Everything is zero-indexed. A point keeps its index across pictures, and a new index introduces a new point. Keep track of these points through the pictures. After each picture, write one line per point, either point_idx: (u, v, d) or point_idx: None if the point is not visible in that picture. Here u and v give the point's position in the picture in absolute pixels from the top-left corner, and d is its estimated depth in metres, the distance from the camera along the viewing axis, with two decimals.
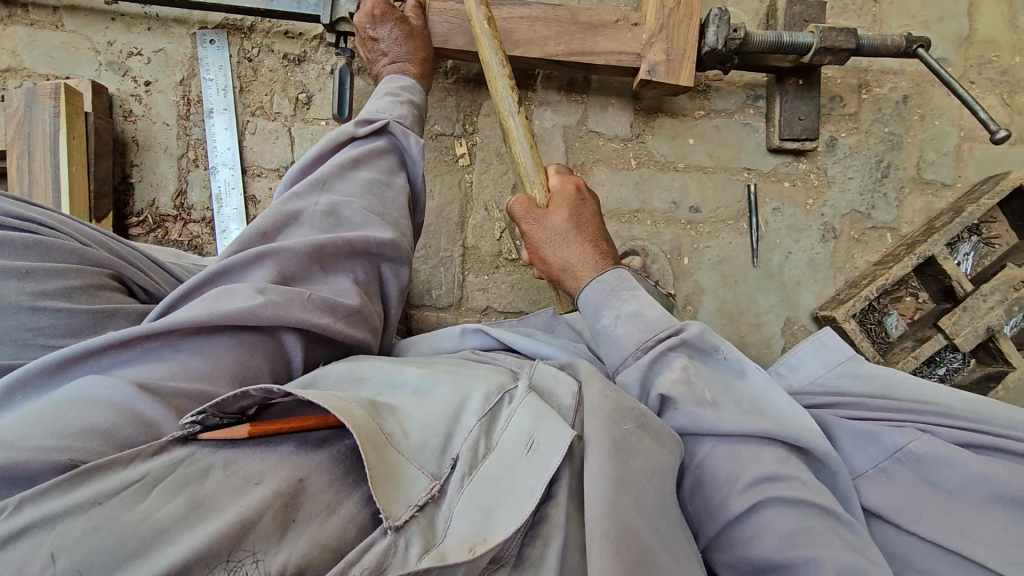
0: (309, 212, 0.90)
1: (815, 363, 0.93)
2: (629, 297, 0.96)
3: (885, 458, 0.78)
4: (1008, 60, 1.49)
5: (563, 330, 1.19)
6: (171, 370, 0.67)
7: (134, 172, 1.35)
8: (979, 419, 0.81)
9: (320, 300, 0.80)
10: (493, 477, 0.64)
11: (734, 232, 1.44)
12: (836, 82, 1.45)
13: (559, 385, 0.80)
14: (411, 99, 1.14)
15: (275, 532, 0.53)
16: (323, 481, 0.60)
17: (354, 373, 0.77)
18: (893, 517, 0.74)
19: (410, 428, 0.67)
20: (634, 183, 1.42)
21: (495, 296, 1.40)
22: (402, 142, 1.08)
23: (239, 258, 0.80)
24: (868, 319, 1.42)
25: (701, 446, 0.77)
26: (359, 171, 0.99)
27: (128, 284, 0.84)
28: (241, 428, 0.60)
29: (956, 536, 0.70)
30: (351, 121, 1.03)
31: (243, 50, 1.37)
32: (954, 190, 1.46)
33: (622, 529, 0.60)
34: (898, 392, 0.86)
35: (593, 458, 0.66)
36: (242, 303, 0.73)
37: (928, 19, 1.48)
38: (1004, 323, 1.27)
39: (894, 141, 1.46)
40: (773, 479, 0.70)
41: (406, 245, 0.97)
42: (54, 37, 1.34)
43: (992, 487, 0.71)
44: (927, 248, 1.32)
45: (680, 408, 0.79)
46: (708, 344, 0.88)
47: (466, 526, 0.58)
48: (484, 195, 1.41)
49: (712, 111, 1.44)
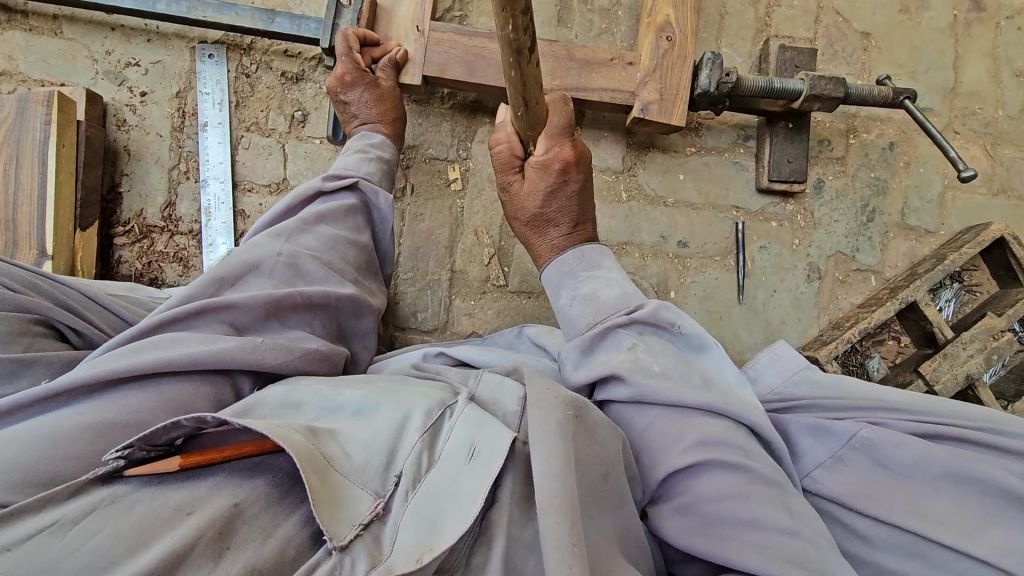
0: (271, 264, 0.91)
1: (773, 372, 0.96)
2: (586, 279, 1.06)
3: (840, 447, 0.81)
4: (990, 113, 1.53)
5: (528, 348, 1.20)
6: (115, 409, 0.68)
7: (124, 182, 1.34)
8: (928, 412, 0.84)
9: (274, 346, 0.82)
10: (438, 488, 0.65)
11: (722, 267, 1.45)
12: (825, 126, 1.48)
13: (504, 392, 0.82)
14: (379, 155, 1.18)
15: (209, 561, 0.55)
16: (258, 505, 0.61)
17: (291, 397, 0.75)
18: (855, 504, 0.77)
19: (352, 449, 0.67)
20: (623, 216, 1.44)
21: (481, 321, 1.39)
22: (371, 199, 1.13)
23: (184, 309, 0.79)
24: (849, 360, 1.42)
25: (649, 414, 0.83)
26: (323, 226, 1.02)
27: (58, 328, 0.84)
28: (171, 461, 0.61)
29: (911, 517, 0.74)
30: (319, 177, 1.07)
31: (242, 66, 1.38)
32: (937, 237, 1.49)
33: (567, 498, 0.62)
34: (849, 394, 0.89)
35: (542, 442, 0.67)
36: (188, 354, 0.74)
37: (915, 70, 1.51)
38: (983, 372, 1.29)
39: (879, 186, 1.49)
40: (716, 451, 0.76)
41: (365, 299, 1.01)
42: (51, 43, 1.35)
43: (940, 466, 0.76)
44: (911, 293, 1.34)
45: (626, 382, 0.86)
46: (662, 321, 0.94)
47: (412, 536, 0.60)
48: (474, 221, 1.41)
49: (702, 148, 1.46)
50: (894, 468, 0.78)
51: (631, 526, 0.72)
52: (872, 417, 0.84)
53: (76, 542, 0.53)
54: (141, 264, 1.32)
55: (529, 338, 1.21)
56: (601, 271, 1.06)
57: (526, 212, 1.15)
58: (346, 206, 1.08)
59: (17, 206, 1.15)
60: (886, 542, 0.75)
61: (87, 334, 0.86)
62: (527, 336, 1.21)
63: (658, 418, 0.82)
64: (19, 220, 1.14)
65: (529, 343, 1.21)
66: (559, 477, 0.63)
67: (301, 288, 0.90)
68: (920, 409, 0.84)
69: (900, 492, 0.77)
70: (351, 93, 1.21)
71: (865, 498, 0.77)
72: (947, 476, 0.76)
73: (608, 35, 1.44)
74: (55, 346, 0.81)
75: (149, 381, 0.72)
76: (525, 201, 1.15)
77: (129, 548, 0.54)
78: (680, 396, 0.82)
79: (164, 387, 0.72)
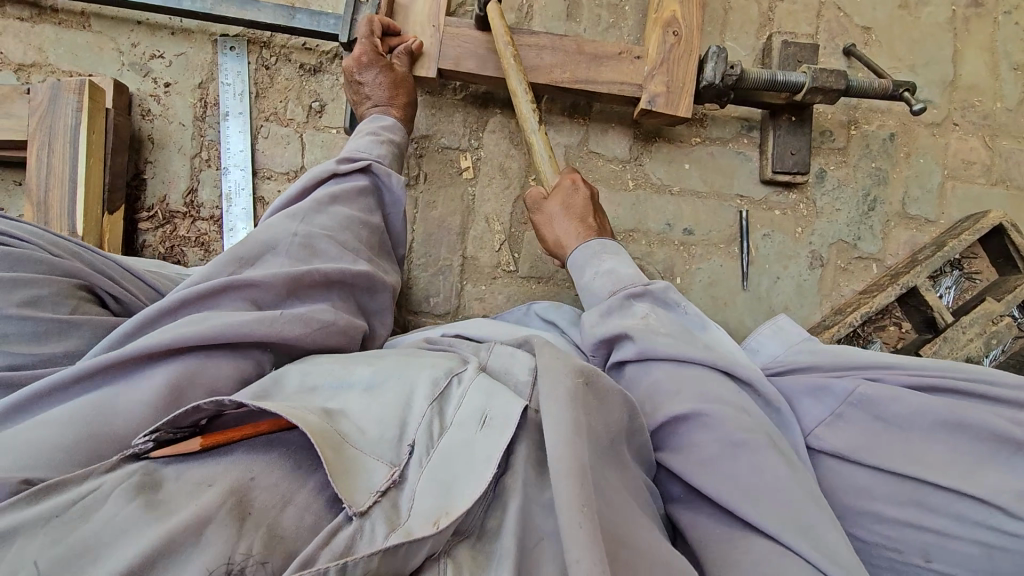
0: (286, 245, 0.92)
1: (775, 345, 1.01)
2: (610, 258, 1.13)
3: (838, 404, 0.86)
4: (989, 106, 1.57)
5: (537, 325, 1.24)
6: (141, 386, 0.69)
7: (148, 169, 1.39)
8: (919, 368, 0.89)
9: (294, 318, 0.83)
10: (452, 455, 0.67)
11: (726, 255, 1.49)
12: (827, 118, 1.52)
13: (516, 363, 0.86)
14: (390, 137, 1.19)
15: (233, 522, 0.54)
16: (274, 476, 0.61)
17: (309, 379, 0.77)
18: (854, 455, 0.82)
19: (366, 424, 0.69)
20: (630, 205, 1.48)
21: (492, 306, 1.43)
22: (383, 180, 1.15)
23: (201, 287, 0.80)
24: (852, 345, 1.45)
25: (658, 369, 0.89)
26: (338, 207, 1.04)
27: (98, 294, 0.87)
28: (193, 441, 0.62)
29: (907, 463, 0.79)
30: (333, 159, 1.08)
31: (261, 58, 1.43)
32: (937, 226, 1.52)
33: (577, 461, 0.64)
34: (847, 358, 0.93)
35: (549, 409, 0.69)
36: (209, 328, 0.75)
37: (915, 64, 1.55)
38: (982, 355, 1.32)
39: (880, 176, 1.53)
40: (715, 415, 0.79)
41: (380, 276, 1.02)
42: (79, 37, 1.40)
43: (935, 415, 0.81)
44: (911, 278, 1.38)
45: (636, 339, 0.94)
46: (669, 300, 1.04)
47: (430, 502, 0.61)
48: (486, 208, 1.45)
49: (707, 138, 1.50)
50: (891, 420, 0.83)
51: (637, 489, 0.75)
52: (867, 373, 0.89)
53: (112, 508, 0.54)
54: (164, 248, 1.36)
55: (538, 313, 1.26)
56: (623, 256, 1.15)
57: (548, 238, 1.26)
58: (359, 187, 1.09)
59: (48, 189, 1.19)
60: (884, 490, 0.80)
61: (123, 300, 0.90)
62: (536, 312, 1.26)
63: (663, 374, 0.88)
64: (50, 203, 1.19)
65: (538, 318, 1.25)
66: (567, 440, 0.66)
67: (318, 266, 0.91)
68: (914, 367, 0.89)
69: (898, 443, 0.81)
70: (364, 74, 1.23)
71: (863, 451, 0.82)
72: (941, 423, 0.81)
73: (616, 30, 1.49)
74: (99, 311, 0.85)
75: (175, 358, 0.73)
76: (548, 229, 1.25)
77: (157, 515, 0.54)
78: (684, 352, 0.90)
79: (188, 361, 0.73)
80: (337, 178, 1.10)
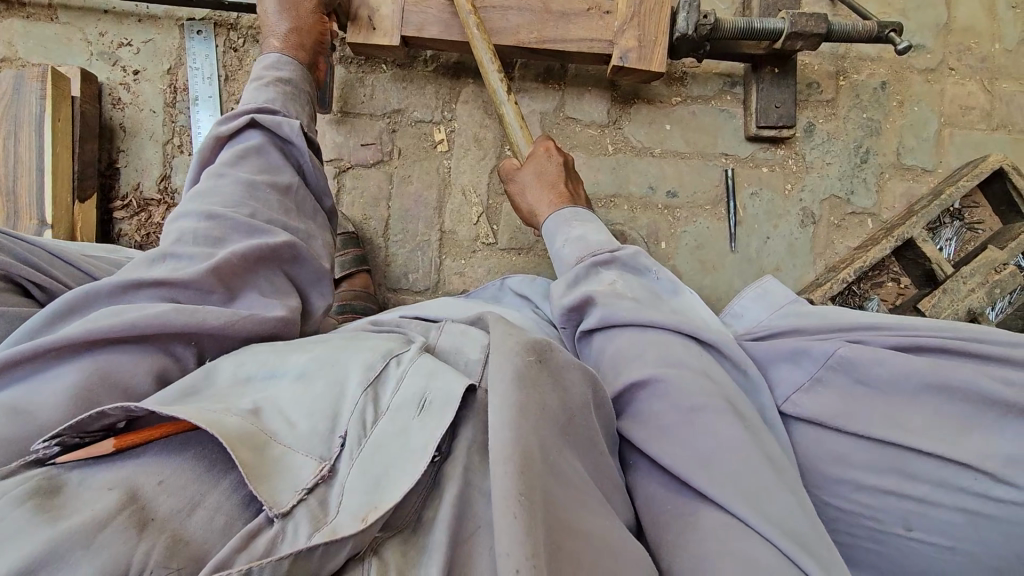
0: (195, 231, 0.86)
1: (758, 308, 0.97)
2: (579, 225, 1.09)
3: (817, 368, 0.80)
4: (986, 48, 1.49)
5: (510, 300, 1.20)
6: (44, 388, 0.66)
7: (121, 157, 1.38)
8: (907, 327, 0.83)
9: (217, 311, 0.78)
10: (383, 447, 0.64)
11: (712, 217, 1.44)
12: (813, 68, 1.46)
13: (467, 343, 0.83)
14: (274, 75, 1.11)
15: (132, 528, 0.52)
16: (185, 478, 0.58)
17: (242, 371, 0.74)
18: (832, 423, 0.77)
19: (297, 417, 0.66)
20: (611, 169, 1.44)
21: (472, 279, 1.40)
22: (276, 133, 1.05)
23: (112, 285, 0.77)
24: (847, 303, 1.39)
25: (622, 335, 0.86)
26: (239, 169, 0.97)
27: (21, 284, 0.86)
28: (106, 443, 0.60)
29: (888, 429, 0.74)
30: (216, 121, 1.01)
31: (229, 40, 1.41)
32: (935, 176, 1.46)
33: (520, 442, 0.60)
34: (832, 320, 0.87)
35: (495, 387, 0.66)
36: (124, 325, 0.71)
37: (905, 8, 1.48)
38: (985, 306, 1.25)
39: (872, 127, 1.46)
40: (678, 385, 0.75)
41: (298, 241, 0.94)
42: (47, 28, 1.40)
43: (921, 378, 0.74)
44: (907, 230, 1.32)
45: (599, 305, 0.90)
46: (640, 265, 1.00)
47: (358, 496, 0.59)
48: (462, 180, 1.42)
49: (688, 97, 1.45)
50: (873, 383, 0.77)
51: (600, 468, 0.71)
52: (850, 337, 0.83)
53: (2, 510, 0.50)
54: (140, 236, 1.36)
55: (512, 289, 1.21)
56: (592, 223, 1.10)
57: (523, 209, 1.22)
58: (252, 145, 1.01)
59: (16, 179, 1.19)
60: (864, 457, 0.75)
61: (49, 288, 0.88)
62: (511, 289, 1.21)
63: (625, 340, 0.85)
64: (19, 193, 1.19)
65: (513, 295, 1.20)
66: (516, 414, 0.63)
67: (230, 248, 0.85)
68: (901, 326, 0.83)
69: (878, 408, 0.75)
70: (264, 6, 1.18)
71: (843, 417, 0.76)
72: (928, 386, 0.74)
73: None
74: (17, 300, 0.83)
75: (84, 356, 0.69)
76: (524, 199, 1.21)
77: (48, 518, 0.51)
78: (647, 317, 0.86)
79: (98, 356, 0.70)
80: (229, 141, 1.03)
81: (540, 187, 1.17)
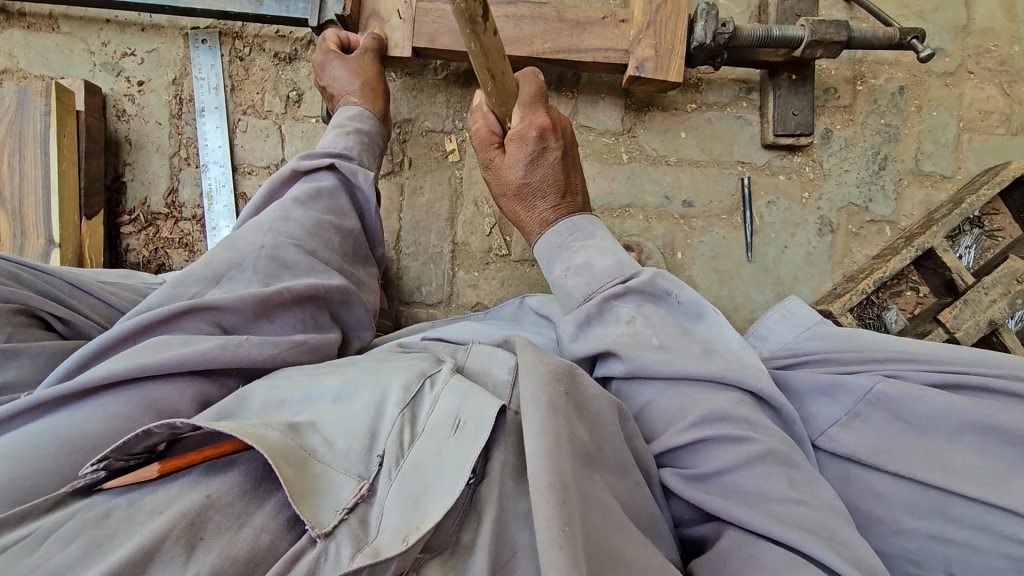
0: (252, 258, 0.86)
1: (783, 327, 0.95)
2: (580, 248, 1.01)
3: (857, 404, 0.79)
4: (1006, 50, 1.46)
5: (532, 320, 1.18)
6: (88, 415, 0.63)
7: (127, 172, 1.36)
8: (947, 361, 0.81)
9: (259, 342, 0.78)
10: (423, 464, 0.62)
11: (728, 226, 1.42)
12: (830, 73, 1.44)
13: (495, 363, 0.81)
14: (356, 127, 1.17)
15: (180, 555, 0.50)
16: (231, 496, 0.57)
17: (276, 394, 0.71)
18: (870, 461, 0.76)
19: (334, 436, 0.64)
20: (625, 178, 1.42)
21: (486, 292, 1.38)
22: (350, 178, 1.10)
23: (161, 315, 0.74)
24: (865, 313, 1.38)
25: (648, 390, 0.83)
26: (308, 209, 0.99)
27: (42, 318, 0.83)
28: (150, 467, 0.57)
29: (931, 469, 0.72)
30: (292, 157, 1.06)
31: (235, 50, 1.38)
32: (954, 181, 1.44)
33: (559, 474, 0.59)
34: (866, 347, 0.86)
35: (529, 418, 0.64)
36: (171, 357, 0.70)
37: (923, 10, 1.46)
38: (1007, 317, 1.23)
39: (890, 133, 1.44)
40: (718, 428, 0.74)
41: (354, 288, 0.96)
42: (49, 39, 1.37)
43: (960, 418, 0.74)
44: (927, 240, 1.29)
45: (622, 359, 0.85)
46: (660, 289, 0.91)
47: (398, 516, 0.57)
48: (474, 191, 1.40)
49: (703, 104, 1.43)
50: (914, 422, 0.76)
51: (636, 498, 0.69)
52: (888, 369, 0.81)
53: (45, 553, 0.49)
54: (148, 251, 1.34)
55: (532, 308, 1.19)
56: (594, 240, 1.03)
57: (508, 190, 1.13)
58: (322, 186, 1.04)
59: (22, 197, 1.18)
60: (903, 497, 0.73)
61: (71, 322, 0.85)
62: (530, 307, 1.19)
63: (656, 393, 0.82)
64: (26, 212, 1.18)
65: (533, 313, 1.18)
66: (551, 452, 0.60)
67: (285, 284, 0.85)
68: (940, 360, 0.81)
69: (918, 446, 0.74)
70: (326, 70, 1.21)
71: (884, 456, 0.75)
72: (969, 426, 0.73)
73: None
74: (41, 335, 0.81)
75: (128, 386, 0.67)
76: (514, 193, 1.12)
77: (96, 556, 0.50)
78: (677, 366, 0.81)
79: (144, 386, 0.68)
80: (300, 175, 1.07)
81: (538, 202, 1.10)
